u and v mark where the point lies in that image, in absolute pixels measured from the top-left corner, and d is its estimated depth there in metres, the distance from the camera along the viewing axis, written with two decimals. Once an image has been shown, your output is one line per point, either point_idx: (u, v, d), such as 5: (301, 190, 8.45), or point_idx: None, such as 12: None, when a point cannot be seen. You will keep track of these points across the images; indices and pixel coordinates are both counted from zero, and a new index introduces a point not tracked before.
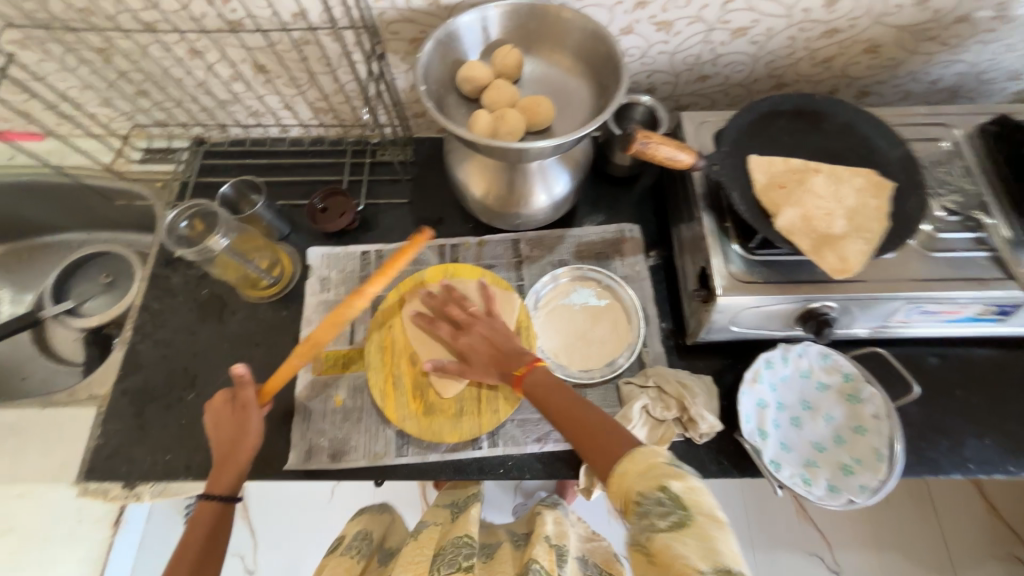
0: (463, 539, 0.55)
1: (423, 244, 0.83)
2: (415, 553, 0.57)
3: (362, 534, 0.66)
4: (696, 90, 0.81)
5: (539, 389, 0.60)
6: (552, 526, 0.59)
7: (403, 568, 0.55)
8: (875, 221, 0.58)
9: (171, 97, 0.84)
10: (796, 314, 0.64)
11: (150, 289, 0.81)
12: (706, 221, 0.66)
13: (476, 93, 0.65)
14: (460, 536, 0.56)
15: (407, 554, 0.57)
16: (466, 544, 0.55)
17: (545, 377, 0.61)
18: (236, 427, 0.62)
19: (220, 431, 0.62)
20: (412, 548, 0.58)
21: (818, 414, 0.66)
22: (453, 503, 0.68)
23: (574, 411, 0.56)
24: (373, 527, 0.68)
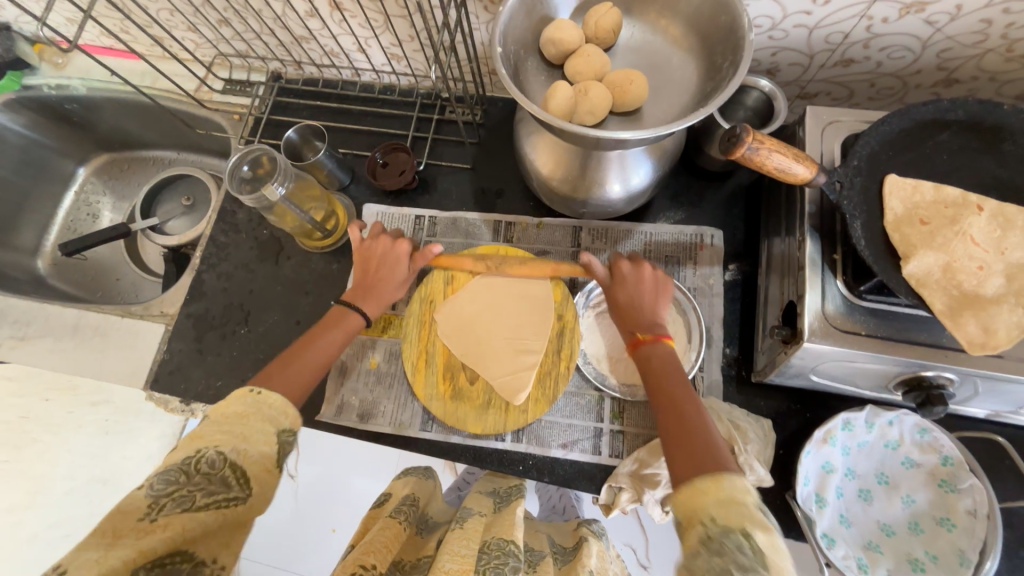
0: (509, 545, 0.49)
1: (478, 216, 0.78)
2: (460, 542, 0.50)
3: (408, 499, 0.61)
4: (832, 77, 0.66)
5: (656, 362, 0.53)
6: (596, 558, 0.56)
7: (450, 556, 0.47)
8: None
9: (251, 29, 0.82)
10: (899, 378, 0.53)
11: (219, 222, 0.84)
12: (809, 247, 0.54)
13: (560, 58, 0.56)
14: (506, 540, 0.50)
15: (452, 540, 0.51)
16: (512, 552, 0.48)
17: (664, 352, 0.53)
18: (390, 268, 0.65)
19: (370, 263, 0.65)
20: (456, 535, 0.52)
21: (895, 493, 0.57)
22: (493, 493, 0.62)
23: (688, 403, 0.48)
24: (420, 493, 0.63)
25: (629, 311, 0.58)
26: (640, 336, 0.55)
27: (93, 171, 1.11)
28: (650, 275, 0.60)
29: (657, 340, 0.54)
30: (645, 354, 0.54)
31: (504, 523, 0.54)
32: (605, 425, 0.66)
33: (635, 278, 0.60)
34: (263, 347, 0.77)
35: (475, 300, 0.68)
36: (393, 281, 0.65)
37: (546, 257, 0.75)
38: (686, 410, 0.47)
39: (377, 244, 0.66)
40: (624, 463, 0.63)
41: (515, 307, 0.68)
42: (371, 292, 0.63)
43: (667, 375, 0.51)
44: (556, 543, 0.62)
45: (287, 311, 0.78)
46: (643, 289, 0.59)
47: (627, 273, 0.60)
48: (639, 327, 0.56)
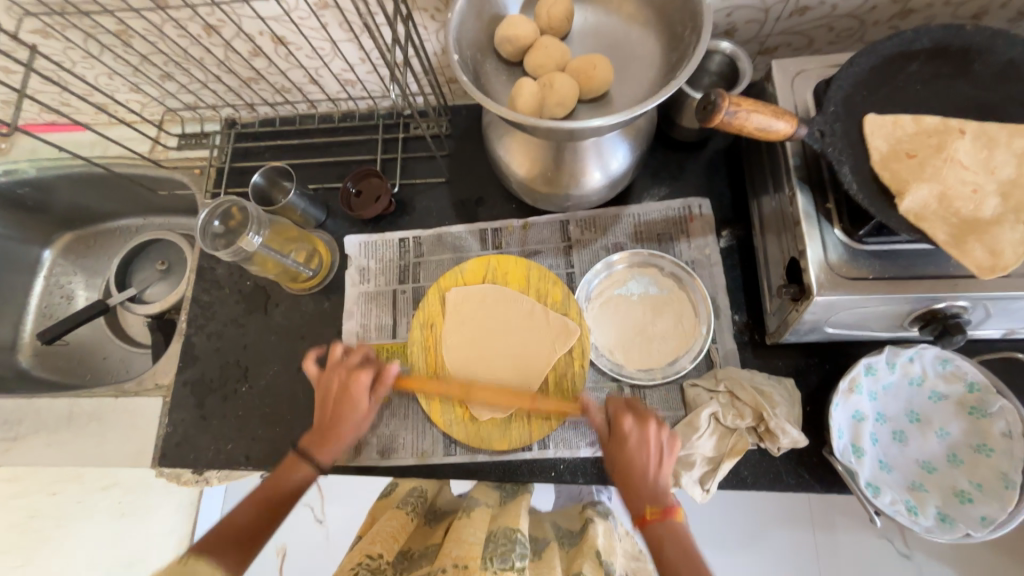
0: (515, 532, 0.52)
1: (463, 228, 0.76)
2: (469, 532, 0.52)
3: (416, 492, 0.63)
4: (789, 27, 0.66)
5: (666, 545, 0.50)
6: (602, 537, 0.57)
7: (455, 546, 0.50)
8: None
9: (196, 79, 0.79)
10: (914, 315, 0.52)
11: (198, 281, 0.81)
12: (801, 200, 0.53)
13: (518, 55, 0.55)
14: (512, 528, 0.53)
15: (459, 530, 0.53)
16: (519, 539, 0.51)
17: (674, 532, 0.50)
18: (337, 412, 0.60)
19: (323, 406, 0.61)
20: (464, 525, 0.54)
21: (928, 428, 0.57)
22: (498, 487, 0.66)
23: (685, 572, 0.48)
24: (428, 485, 0.66)
25: (632, 479, 0.53)
26: (648, 513, 0.52)
27: (58, 253, 1.07)
28: (655, 438, 0.54)
29: (667, 518, 0.51)
30: (655, 537, 0.51)
31: (508, 513, 0.57)
32: None
33: (640, 444, 0.54)
34: (269, 401, 0.74)
35: (460, 333, 0.67)
36: (354, 419, 0.60)
37: (539, 257, 0.74)
38: (648, 508, 0.52)
39: (335, 377, 0.62)
40: None
41: (494, 324, 0.67)
42: (331, 430, 0.60)
43: (678, 561, 0.48)
44: (561, 529, 0.64)
45: (286, 359, 0.76)
46: (649, 456, 0.54)
47: (630, 434, 0.55)
48: (638, 504, 0.52)
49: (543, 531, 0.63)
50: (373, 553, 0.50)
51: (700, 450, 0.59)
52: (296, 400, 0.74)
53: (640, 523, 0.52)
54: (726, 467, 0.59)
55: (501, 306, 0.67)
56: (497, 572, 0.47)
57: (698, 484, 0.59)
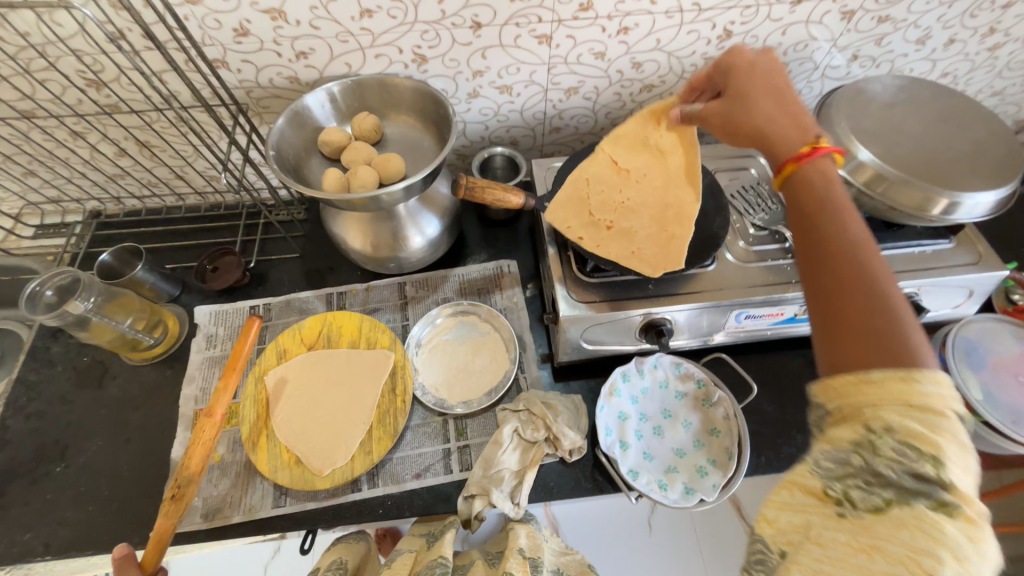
0: (437, 561, 0.56)
1: (311, 293, 0.87)
2: None
3: (334, 565, 0.59)
4: (554, 140, 0.92)
5: (819, 183, 0.45)
6: (525, 539, 0.62)
7: None
8: (681, 225, 0.63)
9: (61, 175, 0.87)
10: (640, 328, 0.70)
11: (28, 362, 0.80)
12: (551, 252, 0.73)
13: (336, 153, 0.72)
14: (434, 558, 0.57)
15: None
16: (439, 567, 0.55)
17: (823, 171, 0.46)
18: None
19: None
20: None
21: (677, 421, 0.71)
22: (428, 532, 0.66)
23: (830, 221, 0.42)
24: (346, 556, 0.61)
25: (761, 127, 0.51)
26: (803, 151, 0.47)
27: None
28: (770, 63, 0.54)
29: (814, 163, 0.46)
30: (808, 182, 0.46)
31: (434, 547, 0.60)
32: (452, 444, 0.73)
33: (782, 110, 0.51)
34: (86, 478, 0.71)
35: (286, 403, 0.71)
36: None
37: (378, 314, 0.85)
38: (807, 146, 0.48)
39: None
40: (473, 471, 0.69)
41: (313, 387, 0.73)
42: None
43: (821, 219, 0.43)
44: (490, 552, 0.70)
45: (115, 431, 0.75)
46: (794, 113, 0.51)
47: (756, 100, 0.52)
48: (787, 153, 0.48)
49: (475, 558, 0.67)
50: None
51: (507, 462, 0.68)
52: (118, 473, 0.72)
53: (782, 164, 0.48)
54: (529, 477, 0.67)
55: (316, 365, 0.75)
56: None
57: (509, 498, 0.66)
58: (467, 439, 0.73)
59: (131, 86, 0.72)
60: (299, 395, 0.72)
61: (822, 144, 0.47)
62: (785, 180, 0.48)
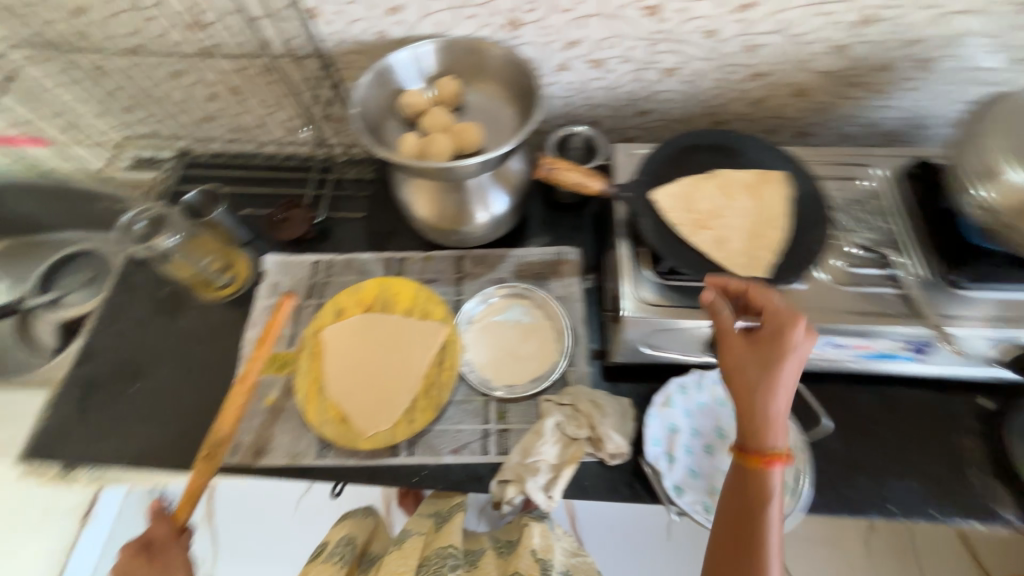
0: (447, 550, 0.62)
1: (372, 256, 0.88)
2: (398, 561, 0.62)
3: (345, 539, 0.71)
4: (638, 124, 0.86)
5: (765, 485, 0.48)
6: (538, 538, 0.65)
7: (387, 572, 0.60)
8: (773, 227, 0.63)
9: (158, 113, 0.92)
10: (706, 340, 0.65)
11: (116, 285, 0.87)
12: (622, 246, 0.68)
13: (415, 117, 0.71)
14: (444, 547, 0.63)
15: (391, 560, 0.64)
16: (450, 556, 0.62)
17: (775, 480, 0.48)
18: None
19: None
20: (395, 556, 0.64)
21: (730, 442, 0.67)
22: (436, 514, 0.71)
23: (753, 497, 0.48)
24: (356, 532, 0.72)
25: (746, 396, 0.49)
26: (772, 456, 0.47)
27: None
28: (797, 339, 0.49)
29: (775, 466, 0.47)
30: (763, 479, 0.48)
31: (441, 535, 0.66)
32: (491, 426, 0.72)
33: (782, 372, 0.49)
34: (156, 400, 0.77)
35: (337, 359, 0.73)
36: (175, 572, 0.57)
37: (433, 285, 0.84)
38: (774, 448, 0.48)
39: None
40: (510, 457, 0.68)
41: (364, 348, 0.74)
42: None
43: (764, 492, 0.48)
44: (498, 539, 0.74)
45: (185, 360, 0.80)
46: (790, 374, 0.49)
47: (787, 350, 0.49)
48: (756, 438, 0.48)
49: (480, 542, 0.73)
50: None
51: (546, 454, 0.66)
52: (183, 400, 0.77)
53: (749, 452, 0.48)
54: (565, 474, 0.65)
55: (368, 326, 0.75)
56: None
57: (542, 491, 0.64)
58: (507, 424, 0.72)
59: (229, 29, 0.74)
60: (349, 355, 0.73)
61: (784, 438, 0.49)
62: (736, 457, 0.50)
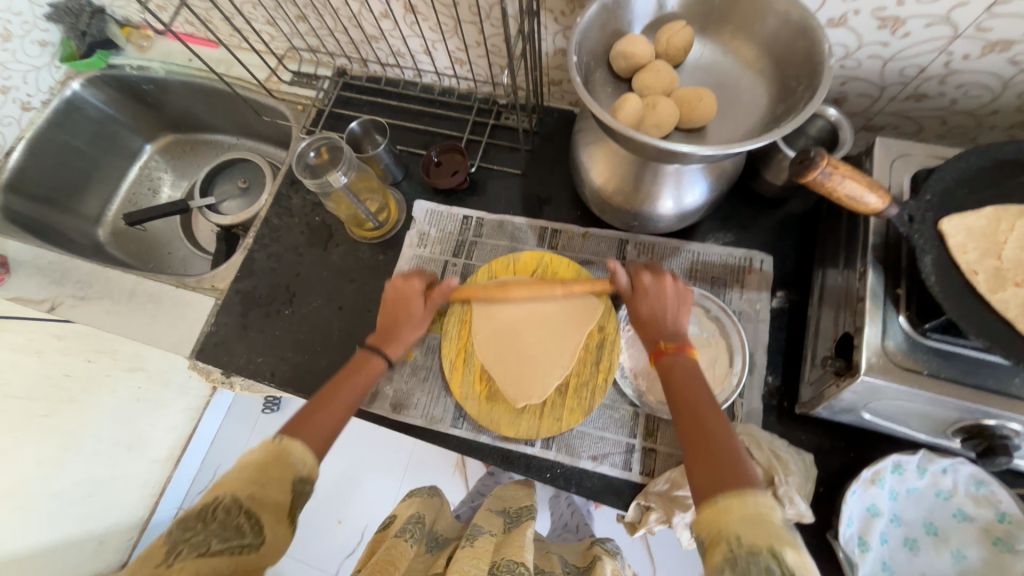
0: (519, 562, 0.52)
1: (525, 221, 0.79)
2: (470, 561, 0.53)
3: (414, 515, 0.63)
4: (901, 110, 0.65)
5: (680, 372, 0.53)
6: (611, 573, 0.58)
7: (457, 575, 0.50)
8: None
9: (326, 26, 0.86)
10: (958, 424, 0.51)
11: (273, 206, 0.87)
12: (870, 278, 0.52)
13: (629, 71, 0.57)
14: (516, 560, 0.53)
15: (462, 558, 0.54)
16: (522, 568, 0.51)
17: (680, 363, 0.54)
18: (403, 307, 0.66)
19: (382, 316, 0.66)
20: (468, 555, 0.54)
21: (943, 544, 0.54)
22: (505, 513, 0.68)
23: (704, 406, 0.50)
24: (424, 510, 0.65)
25: (654, 322, 0.59)
26: (662, 345, 0.56)
27: (158, 149, 1.17)
28: (670, 288, 0.60)
29: (678, 351, 0.55)
30: (669, 365, 0.54)
31: (512, 543, 0.58)
32: (636, 442, 0.66)
33: (659, 292, 0.60)
34: (305, 329, 0.79)
35: (487, 326, 0.68)
36: (411, 317, 0.66)
37: (589, 267, 0.75)
38: (669, 342, 0.56)
39: (392, 285, 0.67)
40: (656, 482, 0.62)
41: (512, 317, 0.68)
42: (392, 336, 0.64)
43: (693, 383, 0.52)
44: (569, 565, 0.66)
45: (332, 296, 0.80)
46: (668, 304, 0.59)
47: (648, 285, 0.60)
48: (656, 337, 0.57)
49: (551, 565, 0.64)
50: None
51: None
52: (328, 335, 0.78)
53: (656, 352, 0.56)
54: None
55: (524, 294, 0.69)
56: None
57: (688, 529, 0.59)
58: (655, 443, 0.65)
59: None
60: (502, 326, 0.68)
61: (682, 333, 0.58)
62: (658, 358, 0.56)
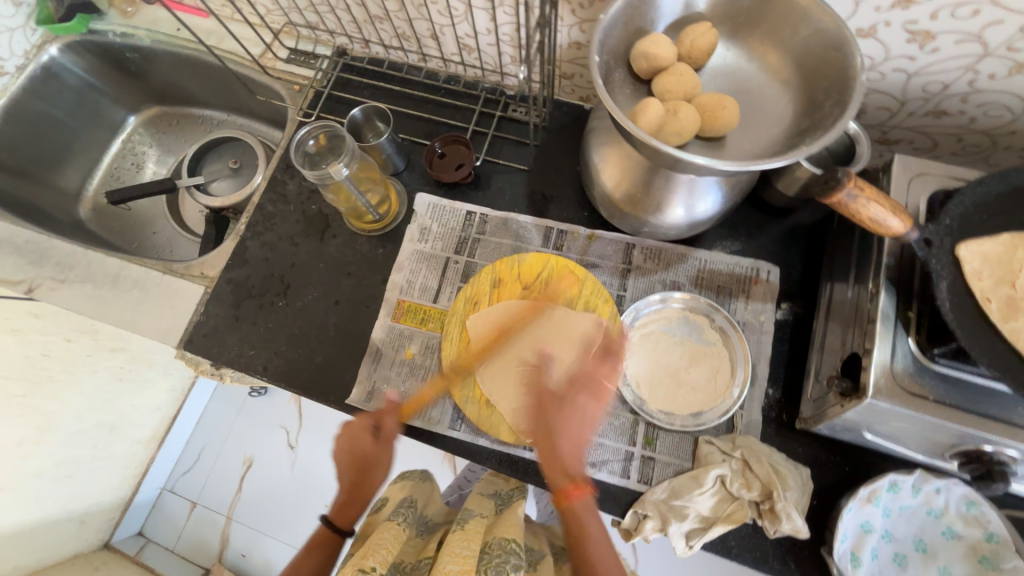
0: (511, 545, 0.53)
1: (530, 220, 0.77)
2: (462, 543, 0.53)
3: (407, 501, 0.62)
4: (919, 126, 0.64)
5: (581, 517, 0.56)
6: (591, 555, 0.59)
7: (452, 559, 0.51)
8: None
9: (327, 2, 0.81)
10: (958, 448, 0.51)
11: (267, 191, 0.84)
12: (883, 300, 0.51)
13: (650, 73, 0.55)
14: (507, 539, 0.54)
15: (454, 541, 0.54)
16: (513, 551, 0.52)
17: (583, 506, 0.56)
18: (371, 454, 0.62)
19: (348, 450, 0.63)
20: (459, 537, 0.54)
21: (931, 561, 0.56)
22: (496, 496, 0.66)
23: (602, 564, 0.54)
24: (417, 494, 0.65)
25: (569, 463, 0.58)
26: (573, 488, 0.56)
27: (142, 122, 1.11)
28: (593, 419, 0.60)
29: (582, 493, 0.56)
30: (571, 508, 0.56)
31: (504, 523, 0.57)
32: (636, 450, 0.65)
33: (582, 427, 0.59)
34: (300, 323, 0.76)
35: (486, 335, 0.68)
36: (382, 454, 0.62)
37: (595, 271, 0.74)
38: (575, 479, 0.56)
39: (352, 434, 0.63)
40: (654, 490, 0.62)
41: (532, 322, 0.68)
42: (364, 474, 0.62)
43: (589, 524, 0.56)
44: (553, 548, 0.65)
45: (327, 289, 0.78)
46: (581, 436, 0.58)
47: (587, 418, 0.59)
48: (559, 481, 0.57)
49: (536, 543, 0.63)
50: (366, 567, 0.48)
51: (697, 504, 0.60)
52: (324, 330, 0.76)
53: (556, 495, 0.56)
54: (718, 530, 0.58)
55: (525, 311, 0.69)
56: None
57: (683, 537, 0.59)
58: (654, 452, 0.65)
59: None
60: (504, 327, 0.68)
61: (581, 473, 0.57)
62: (559, 502, 0.57)
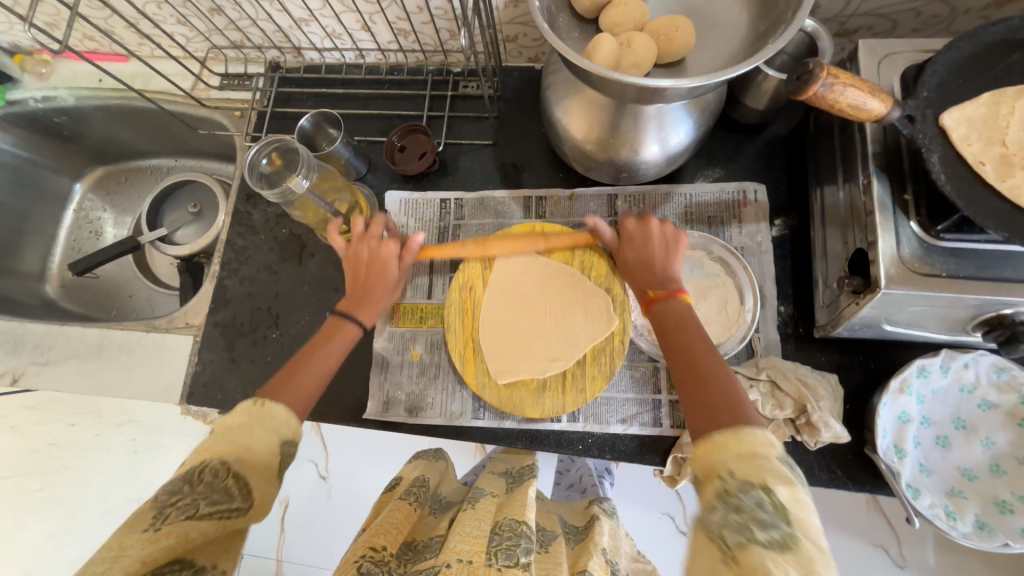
0: (521, 524, 0.45)
1: (506, 193, 0.75)
2: (473, 522, 0.47)
3: (419, 480, 0.59)
4: (874, 9, 0.62)
5: (670, 318, 0.51)
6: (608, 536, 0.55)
7: (461, 537, 0.46)
8: None
9: (246, 16, 0.77)
10: (978, 318, 0.50)
11: (233, 225, 0.80)
12: (877, 188, 0.50)
13: (595, 10, 0.52)
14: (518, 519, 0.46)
15: (465, 521, 0.49)
16: (524, 533, 0.45)
17: (681, 310, 0.52)
18: (372, 270, 0.60)
19: (355, 274, 0.61)
20: (470, 514, 0.50)
21: (973, 436, 0.56)
22: (508, 474, 0.60)
23: (697, 341, 0.48)
24: (430, 474, 0.62)
25: (643, 266, 0.57)
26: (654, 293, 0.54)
27: (90, 186, 1.06)
28: (657, 231, 0.58)
29: (674, 297, 0.53)
30: (664, 308, 0.52)
31: (517, 503, 0.51)
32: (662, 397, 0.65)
33: (644, 236, 0.58)
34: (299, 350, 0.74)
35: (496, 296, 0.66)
36: (385, 284, 0.60)
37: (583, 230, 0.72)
38: (657, 290, 0.55)
39: (365, 247, 0.61)
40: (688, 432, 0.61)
41: (539, 302, 0.65)
42: (365, 300, 0.59)
43: (690, 340, 0.48)
44: (568, 525, 0.60)
45: (318, 310, 0.75)
46: (654, 247, 0.58)
47: (636, 231, 0.59)
48: (648, 285, 0.56)
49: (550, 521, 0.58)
50: (377, 544, 0.46)
51: None
52: None
53: (647, 301, 0.55)
54: None
55: (530, 275, 0.66)
56: (501, 569, 0.41)
57: None
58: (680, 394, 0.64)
59: None
60: (509, 296, 0.65)
61: (671, 281, 0.55)
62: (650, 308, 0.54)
